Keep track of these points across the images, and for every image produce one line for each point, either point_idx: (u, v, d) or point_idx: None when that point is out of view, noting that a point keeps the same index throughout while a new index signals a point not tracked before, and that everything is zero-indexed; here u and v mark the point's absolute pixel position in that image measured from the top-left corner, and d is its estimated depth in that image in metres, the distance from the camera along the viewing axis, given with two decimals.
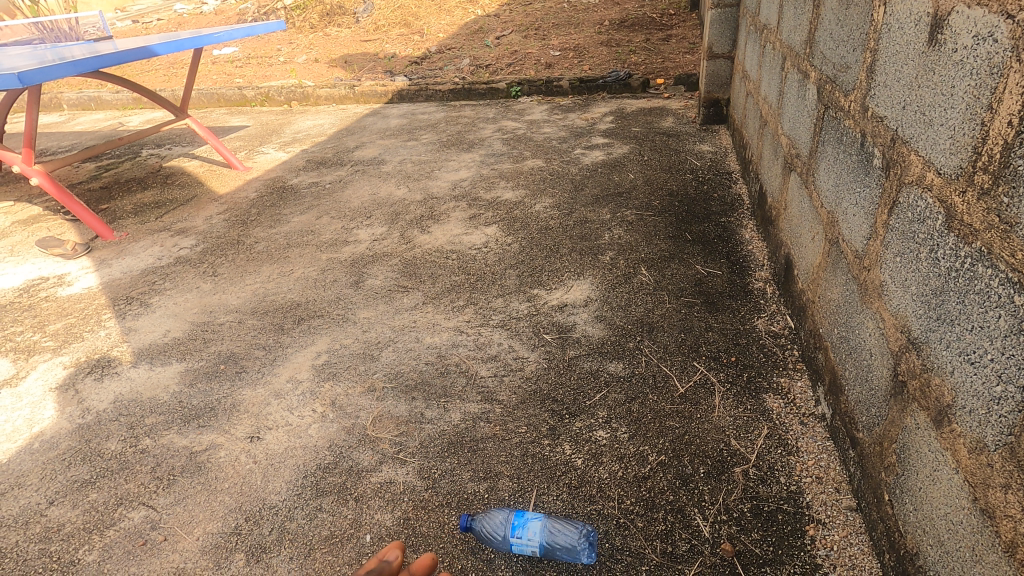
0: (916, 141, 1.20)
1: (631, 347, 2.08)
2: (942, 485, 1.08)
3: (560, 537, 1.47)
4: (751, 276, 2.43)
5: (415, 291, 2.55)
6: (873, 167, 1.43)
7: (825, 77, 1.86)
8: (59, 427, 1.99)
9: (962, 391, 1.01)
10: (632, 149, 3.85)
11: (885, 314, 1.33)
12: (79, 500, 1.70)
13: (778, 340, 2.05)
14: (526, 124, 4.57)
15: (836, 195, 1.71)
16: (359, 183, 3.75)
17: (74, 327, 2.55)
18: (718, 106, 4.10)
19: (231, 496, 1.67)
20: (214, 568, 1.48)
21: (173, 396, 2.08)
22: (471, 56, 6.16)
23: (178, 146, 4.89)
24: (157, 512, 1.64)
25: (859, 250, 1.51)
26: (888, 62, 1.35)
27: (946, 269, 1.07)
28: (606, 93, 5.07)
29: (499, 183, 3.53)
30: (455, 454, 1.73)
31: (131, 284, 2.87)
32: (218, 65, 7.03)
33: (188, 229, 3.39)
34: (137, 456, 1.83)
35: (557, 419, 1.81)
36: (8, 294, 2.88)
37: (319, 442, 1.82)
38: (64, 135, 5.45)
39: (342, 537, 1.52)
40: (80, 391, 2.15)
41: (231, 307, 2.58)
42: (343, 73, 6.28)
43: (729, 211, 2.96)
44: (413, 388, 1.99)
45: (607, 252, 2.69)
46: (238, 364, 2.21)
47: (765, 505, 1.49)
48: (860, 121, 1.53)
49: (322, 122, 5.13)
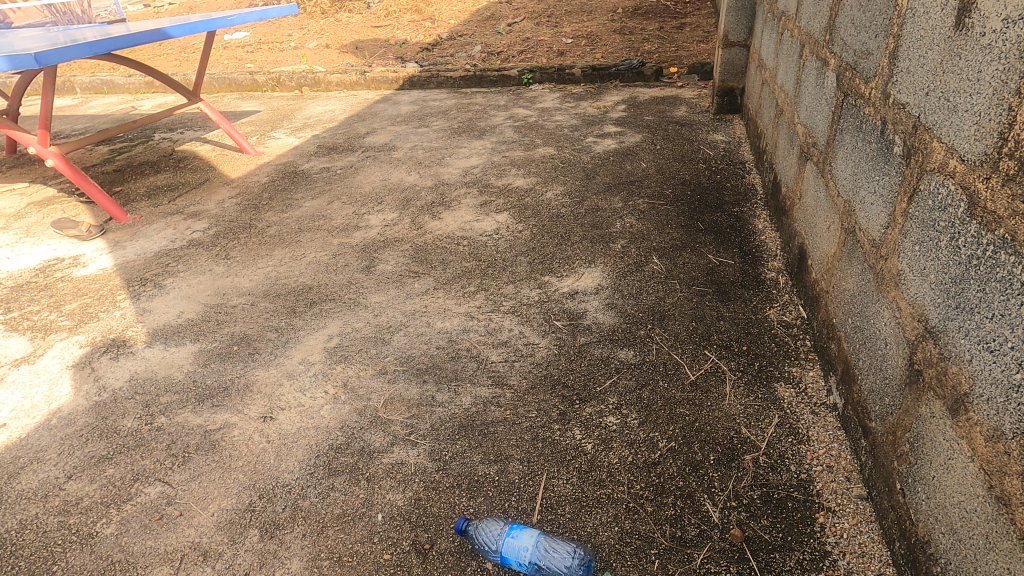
0: (939, 128, 1.18)
1: (642, 334, 2.08)
2: (957, 474, 1.08)
3: (570, 520, 1.48)
4: (763, 266, 2.41)
5: (426, 277, 2.56)
6: (893, 154, 1.41)
7: (845, 64, 1.83)
8: (76, 404, 2.02)
9: (980, 379, 1.01)
10: (644, 137, 3.82)
11: (902, 304, 1.32)
12: (97, 475, 1.73)
13: (791, 330, 2.04)
14: (537, 112, 4.54)
15: (854, 184, 1.69)
16: (370, 168, 3.75)
17: (90, 307, 2.58)
18: (732, 95, 4.06)
19: (245, 473, 1.69)
20: (229, 543, 1.50)
21: (187, 375, 2.10)
22: (483, 43, 6.11)
23: (190, 130, 4.90)
24: (173, 488, 1.67)
25: (876, 239, 1.49)
26: (912, 47, 1.33)
27: (967, 257, 1.07)
28: (618, 81, 5.03)
29: (510, 170, 3.52)
30: (466, 437, 1.74)
31: (145, 266, 2.89)
32: (229, 50, 7.02)
33: (201, 213, 3.41)
34: (153, 433, 1.86)
35: (567, 404, 1.82)
36: (24, 274, 2.92)
37: (331, 423, 1.84)
38: (77, 118, 5.48)
39: (354, 516, 1.54)
40: (97, 369, 2.18)
41: (243, 290, 2.60)
42: (354, 59, 6.26)
43: (742, 201, 2.93)
44: (424, 372, 2.01)
45: (618, 241, 2.68)
46: (251, 345, 2.24)
47: (774, 493, 1.49)
48: (880, 108, 1.51)
49: (333, 108, 5.13)
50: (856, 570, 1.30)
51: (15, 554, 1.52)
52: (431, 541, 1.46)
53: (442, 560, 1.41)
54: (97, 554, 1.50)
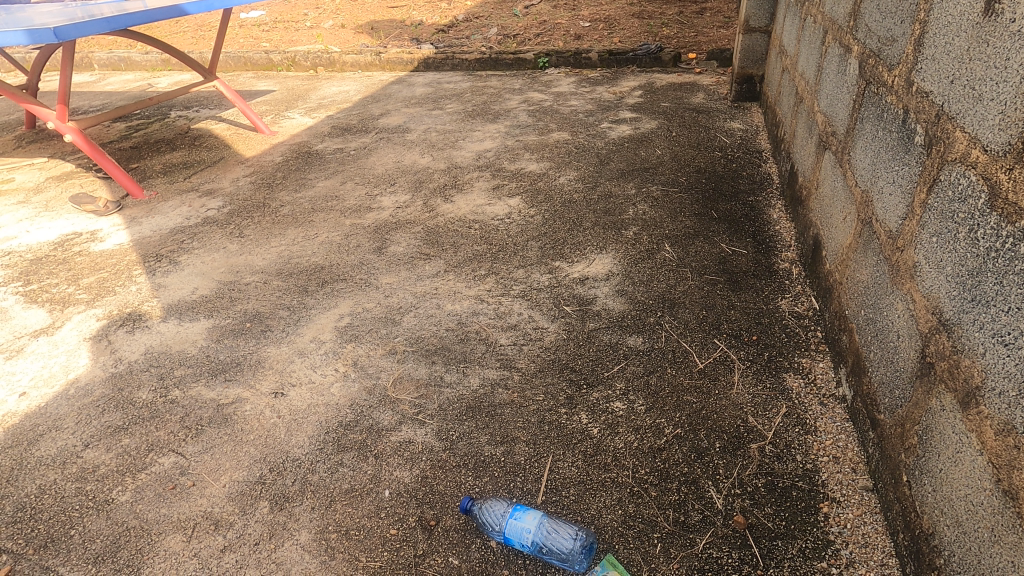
0: (963, 118, 1.16)
1: (651, 322, 2.08)
2: (964, 467, 1.08)
3: (574, 502, 1.50)
4: (777, 256, 2.39)
5: (437, 259, 2.56)
6: (915, 144, 1.38)
7: (868, 51, 1.79)
8: (93, 375, 2.07)
9: (993, 373, 1.00)
10: (660, 124, 3.77)
11: (916, 296, 1.30)
12: (113, 444, 1.77)
13: (802, 320, 2.03)
14: (552, 96, 4.49)
15: (872, 173, 1.67)
16: (384, 150, 3.75)
17: (106, 282, 2.62)
18: (751, 82, 3.98)
19: (256, 447, 1.72)
20: (240, 514, 1.54)
21: (201, 350, 2.14)
22: (499, 25, 6.04)
23: (206, 108, 4.92)
24: (186, 459, 1.71)
25: (892, 230, 1.47)
26: (938, 33, 1.30)
27: (985, 250, 1.05)
28: (635, 67, 4.96)
29: (523, 154, 3.50)
30: (473, 418, 1.76)
31: (160, 242, 2.93)
32: (245, 28, 7.01)
33: (215, 190, 3.44)
34: (167, 405, 1.90)
35: (575, 389, 1.83)
36: (43, 247, 2.96)
37: (340, 400, 1.86)
38: (95, 94, 5.52)
39: (362, 491, 1.57)
40: (114, 342, 2.22)
41: (257, 268, 2.63)
42: (369, 39, 6.22)
43: (757, 191, 2.90)
44: (433, 353, 2.02)
45: (631, 227, 2.66)
46: (263, 323, 2.26)
47: (779, 481, 1.49)
48: (902, 97, 1.48)
49: (348, 88, 5.11)
50: (858, 560, 1.31)
51: (35, 518, 1.57)
52: (436, 518, 1.48)
53: (447, 537, 1.44)
54: (113, 520, 1.55)
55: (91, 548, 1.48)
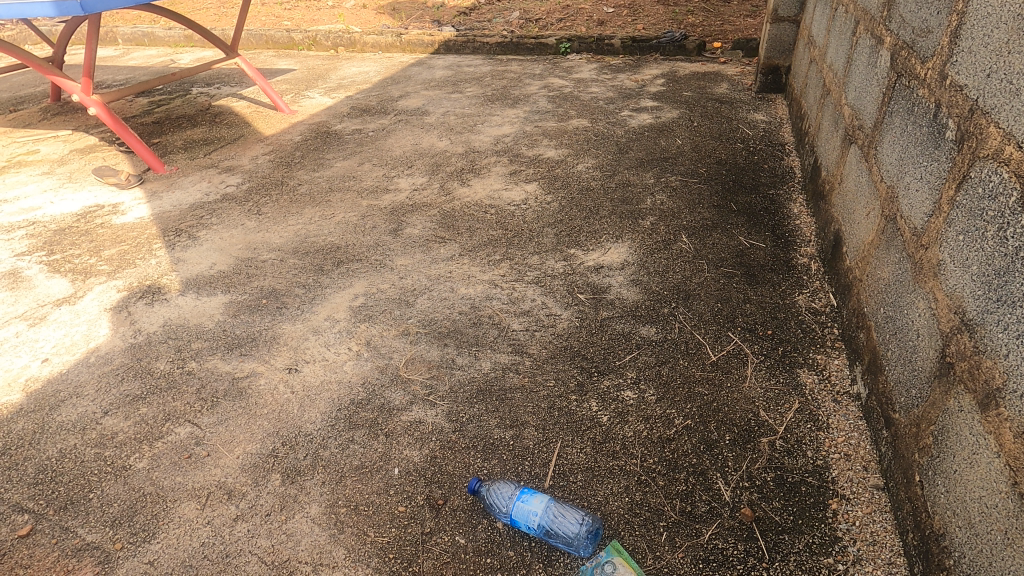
0: (998, 113, 1.12)
1: (666, 312, 2.07)
2: (980, 468, 1.07)
3: (582, 487, 1.51)
4: (795, 250, 2.36)
5: (452, 243, 2.56)
6: (945, 139, 1.35)
7: (901, 42, 1.74)
8: (113, 344, 2.11)
9: (1015, 374, 0.98)
10: (682, 114, 3.71)
11: (939, 295, 1.28)
12: (131, 412, 1.81)
13: (818, 317, 2.00)
14: (573, 83, 4.44)
15: (899, 168, 1.63)
16: (402, 132, 3.74)
17: (127, 254, 2.66)
18: (777, 73, 3.91)
19: (270, 421, 1.75)
20: (253, 485, 1.57)
21: (218, 324, 2.17)
22: (522, 9, 5.96)
23: (227, 85, 4.94)
24: (201, 430, 1.74)
25: (917, 227, 1.44)
26: (976, 25, 1.25)
27: (1014, 249, 1.02)
28: (658, 55, 4.88)
29: (542, 141, 3.47)
30: (483, 401, 1.77)
31: (180, 217, 2.96)
32: (267, 6, 7.00)
33: (235, 167, 3.46)
34: (183, 376, 1.94)
35: (585, 376, 1.83)
36: (67, 219, 3.01)
37: (352, 378, 1.88)
38: (119, 69, 5.56)
39: (371, 468, 1.59)
40: (133, 313, 2.26)
41: (274, 245, 2.65)
42: (390, 20, 6.19)
43: (779, 184, 2.85)
44: (445, 336, 2.03)
45: (648, 217, 2.63)
46: (279, 299, 2.29)
47: (788, 476, 1.49)
48: (934, 90, 1.44)
49: (368, 69, 5.09)
50: (866, 558, 1.30)
51: (55, 480, 1.62)
52: (444, 498, 1.50)
53: (454, 517, 1.46)
54: (130, 486, 1.59)
55: (109, 511, 1.52)
